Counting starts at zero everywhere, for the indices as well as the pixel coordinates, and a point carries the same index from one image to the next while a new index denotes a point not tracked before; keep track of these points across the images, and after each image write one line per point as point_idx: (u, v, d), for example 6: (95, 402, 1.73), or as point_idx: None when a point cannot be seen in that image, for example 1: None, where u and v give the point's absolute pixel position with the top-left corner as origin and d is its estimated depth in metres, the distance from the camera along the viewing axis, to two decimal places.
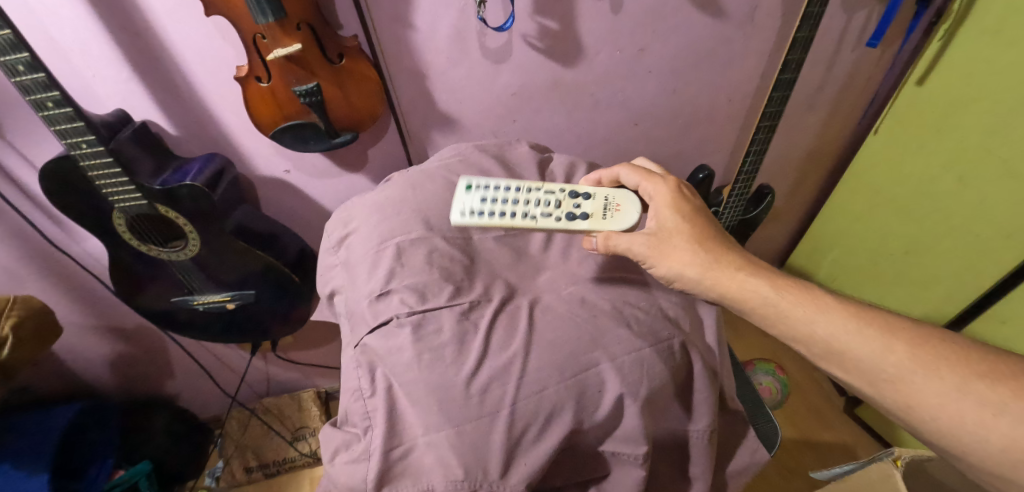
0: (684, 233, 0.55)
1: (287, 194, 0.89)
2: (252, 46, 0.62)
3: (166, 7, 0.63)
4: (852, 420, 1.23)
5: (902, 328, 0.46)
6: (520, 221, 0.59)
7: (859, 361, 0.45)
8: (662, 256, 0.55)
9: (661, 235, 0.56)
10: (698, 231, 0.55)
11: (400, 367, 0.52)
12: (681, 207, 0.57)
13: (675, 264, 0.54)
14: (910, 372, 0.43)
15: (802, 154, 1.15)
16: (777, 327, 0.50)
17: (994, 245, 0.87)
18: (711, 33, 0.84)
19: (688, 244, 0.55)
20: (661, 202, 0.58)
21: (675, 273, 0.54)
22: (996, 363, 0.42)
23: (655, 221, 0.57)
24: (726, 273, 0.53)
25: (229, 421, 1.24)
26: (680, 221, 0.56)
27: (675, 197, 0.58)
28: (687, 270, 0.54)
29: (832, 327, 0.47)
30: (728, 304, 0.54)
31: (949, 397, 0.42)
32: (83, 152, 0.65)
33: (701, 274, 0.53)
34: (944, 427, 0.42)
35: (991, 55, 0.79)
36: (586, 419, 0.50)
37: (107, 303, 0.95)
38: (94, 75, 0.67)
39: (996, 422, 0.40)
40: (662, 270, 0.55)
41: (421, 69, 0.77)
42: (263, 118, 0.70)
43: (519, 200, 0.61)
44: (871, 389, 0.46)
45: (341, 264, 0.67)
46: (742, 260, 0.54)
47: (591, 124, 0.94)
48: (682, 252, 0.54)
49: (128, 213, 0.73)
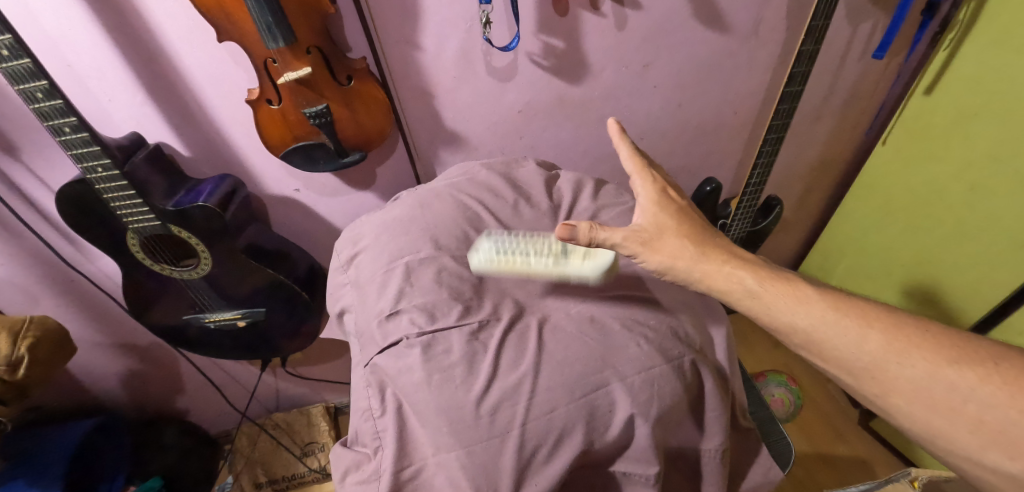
0: (673, 230, 0.55)
1: (297, 213, 0.89)
2: (263, 70, 0.64)
3: (179, 33, 0.65)
4: (868, 434, 1.21)
5: (878, 316, 0.46)
6: (518, 260, 0.63)
7: (839, 352, 0.46)
8: (652, 251, 0.54)
9: (651, 231, 0.55)
10: (688, 229, 0.55)
11: (411, 387, 0.52)
12: (668, 207, 0.56)
13: (665, 259, 0.53)
14: (886, 360, 0.44)
15: (811, 164, 1.14)
16: (760, 318, 0.50)
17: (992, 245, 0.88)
18: (716, 48, 0.85)
19: (682, 241, 0.54)
20: (648, 199, 0.57)
21: (667, 268, 0.54)
22: (965, 347, 0.43)
23: (643, 216, 0.56)
24: (711, 266, 0.53)
25: (238, 437, 1.25)
26: (670, 221, 0.55)
27: (661, 196, 0.57)
28: (679, 264, 0.53)
29: (812, 318, 0.47)
30: (714, 296, 0.53)
31: (922, 383, 0.43)
32: (99, 175, 0.67)
33: (690, 267, 0.53)
34: (918, 412, 0.43)
35: (999, 64, 0.79)
36: (596, 439, 0.50)
37: (120, 321, 0.96)
38: (110, 99, 0.68)
39: (964, 406, 0.41)
40: (653, 264, 0.54)
41: (428, 88, 0.78)
42: (273, 139, 0.71)
43: (523, 244, 0.65)
44: (850, 377, 0.46)
45: (351, 282, 0.67)
46: (726, 254, 0.53)
47: (597, 139, 0.94)
48: (675, 251, 0.54)
49: (142, 234, 0.74)
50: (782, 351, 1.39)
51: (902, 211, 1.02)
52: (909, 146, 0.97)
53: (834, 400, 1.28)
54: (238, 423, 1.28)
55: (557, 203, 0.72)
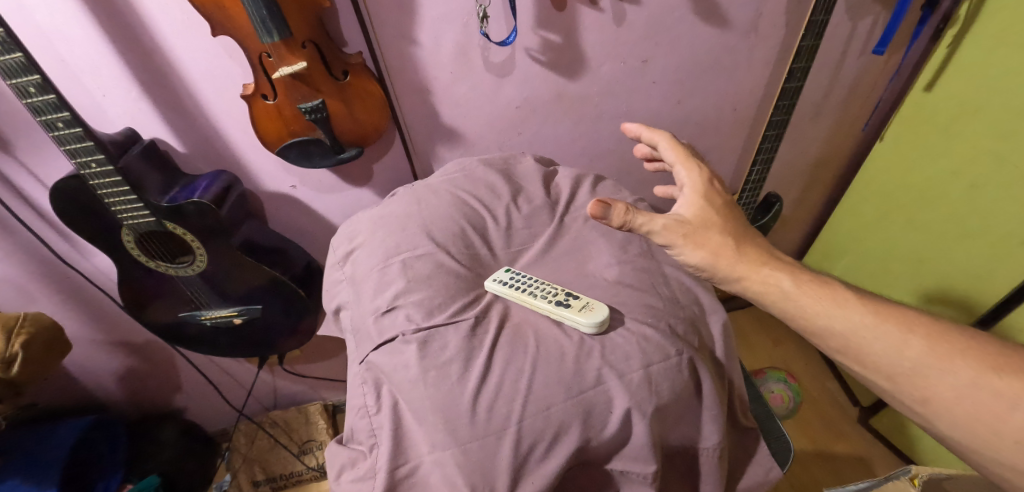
0: (718, 226, 0.54)
1: (293, 210, 0.89)
2: (258, 65, 0.63)
3: (174, 27, 0.64)
4: (867, 431, 1.21)
5: (919, 322, 0.47)
6: (518, 289, 0.58)
7: (876, 358, 0.47)
8: (694, 245, 0.53)
9: (695, 224, 0.54)
10: (730, 226, 0.54)
11: (406, 383, 0.52)
12: (714, 200, 0.55)
13: (708, 254, 0.53)
14: (925, 366, 0.45)
15: (810, 161, 1.14)
16: (796, 321, 0.51)
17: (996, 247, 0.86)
18: (715, 43, 0.84)
19: (725, 237, 0.53)
20: (694, 191, 0.56)
21: (707, 263, 0.53)
22: (1011, 357, 0.43)
23: (688, 208, 0.55)
24: (752, 265, 0.52)
25: (236, 434, 1.25)
26: (715, 215, 0.54)
27: (708, 187, 0.56)
28: (720, 260, 0.52)
29: (850, 322, 0.48)
30: (750, 298, 0.53)
31: (964, 390, 0.43)
32: (93, 171, 0.66)
33: (729, 266, 0.52)
34: (961, 420, 0.43)
35: (999, 60, 0.79)
36: (593, 437, 0.49)
37: (116, 318, 0.95)
38: (104, 95, 0.67)
39: (1009, 415, 0.41)
40: (693, 259, 0.53)
41: (425, 84, 0.78)
42: (268, 135, 0.70)
43: (534, 280, 0.60)
44: (888, 383, 0.47)
45: (347, 279, 0.66)
46: (766, 253, 0.53)
47: (595, 135, 0.93)
48: (717, 247, 0.53)
49: (137, 230, 0.74)
50: (780, 349, 1.39)
51: (902, 209, 1.01)
52: (909, 143, 0.97)
53: (833, 397, 1.28)
54: (235, 422, 1.27)
55: (555, 199, 0.71)
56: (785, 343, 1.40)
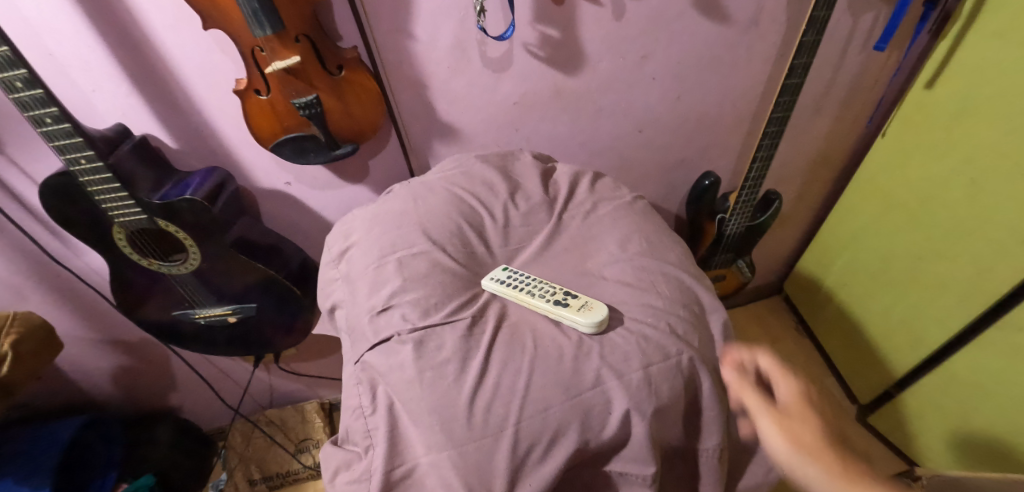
0: (812, 435, 0.45)
1: (288, 207, 0.88)
2: (251, 59, 0.62)
3: (164, 21, 0.63)
4: (865, 429, 1.21)
5: None
6: (516, 288, 0.57)
7: None
8: (782, 433, 0.46)
9: (791, 415, 0.47)
10: (828, 431, 0.45)
11: (401, 384, 0.51)
12: (813, 421, 0.46)
13: (794, 451, 0.44)
14: None
15: (810, 158, 1.13)
16: None
17: (995, 247, 0.85)
18: (715, 38, 0.83)
19: (821, 441, 0.44)
20: (795, 401, 0.48)
21: (795, 460, 0.44)
22: None
23: (790, 396, 0.48)
24: (846, 478, 0.42)
25: (232, 434, 1.24)
26: (812, 430, 0.46)
27: (811, 403, 0.48)
28: (814, 460, 0.43)
29: None
30: None
31: None
32: (83, 168, 0.65)
33: (814, 468, 0.43)
34: None
35: (999, 56, 0.78)
36: (592, 438, 0.48)
37: (109, 317, 0.94)
38: (94, 90, 0.66)
39: None
40: (778, 453, 0.45)
41: (421, 79, 0.76)
42: (262, 130, 0.69)
43: (532, 279, 0.59)
44: None
45: (342, 277, 0.65)
46: (862, 468, 0.42)
47: (594, 132, 0.92)
48: (812, 449, 0.44)
49: (129, 228, 0.72)
50: (779, 347, 1.39)
51: (902, 207, 1.01)
52: (910, 140, 0.96)
53: (831, 396, 1.28)
54: (231, 420, 1.26)
55: (553, 196, 0.70)
56: (783, 341, 1.40)
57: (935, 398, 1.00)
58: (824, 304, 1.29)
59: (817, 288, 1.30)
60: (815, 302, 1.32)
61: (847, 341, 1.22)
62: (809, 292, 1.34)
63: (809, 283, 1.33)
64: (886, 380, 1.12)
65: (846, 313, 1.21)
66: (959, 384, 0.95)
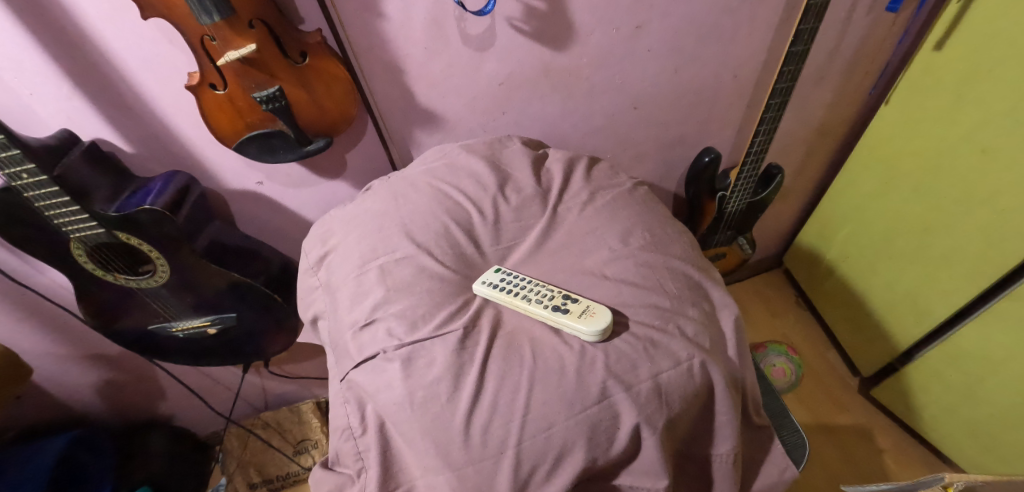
0: None
1: (262, 208, 0.82)
2: (200, 50, 0.55)
3: (101, 11, 0.56)
4: (868, 401, 1.20)
5: None
6: (512, 297, 0.53)
7: None
8: None
9: None
10: None
11: (390, 405, 0.47)
12: None
13: None
14: None
15: (814, 127, 1.07)
16: None
17: (1007, 215, 0.81)
18: (714, 5, 0.77)
19: None
20: None
21: None
22: None
23: None
24: None
25: (228, 438, 1.20)
26: None
27: None
28: None
29: None
30: None
31: None
32: (26, 182, 0.59)
33: None
34: None
35: (1015, 13, 0.72)
36: (600, 456, 0.45)
37: (84, 333, 0.89)
38: (31, 93, 0.59)
39: None
40: None
41: (396, 62, 0.70)
42: (223, 128, 0.63)
43: (527, 282, 0.54)
44: None
45: (322, 286, 0.60)
46: None
47: (587, 110, 0.86)
48: None
49: (88, 242, 0.67)
50: (780, 322, 1.37)
51: (906, 176, 0.96)
52: (917, 106, 0.91)
53: (833, 369, 1.26)
54: (225, 425, 1.22)
55: (546, 187, 0.65)
56: (784, 315, 1.38)
57: (937, 371, 0.98)
58: (825, 277, 1.25)
59: (818, 260, 1.27)
60: (816, 275, 1.29)
61: (849, 314, 1.20)
62: (810, 265, 1.31)
63: (811, 256, 1.29)
64: (889, 352, 1.10)
65: (849, 286, 1.18)
66: (963, 357, 0.93)
